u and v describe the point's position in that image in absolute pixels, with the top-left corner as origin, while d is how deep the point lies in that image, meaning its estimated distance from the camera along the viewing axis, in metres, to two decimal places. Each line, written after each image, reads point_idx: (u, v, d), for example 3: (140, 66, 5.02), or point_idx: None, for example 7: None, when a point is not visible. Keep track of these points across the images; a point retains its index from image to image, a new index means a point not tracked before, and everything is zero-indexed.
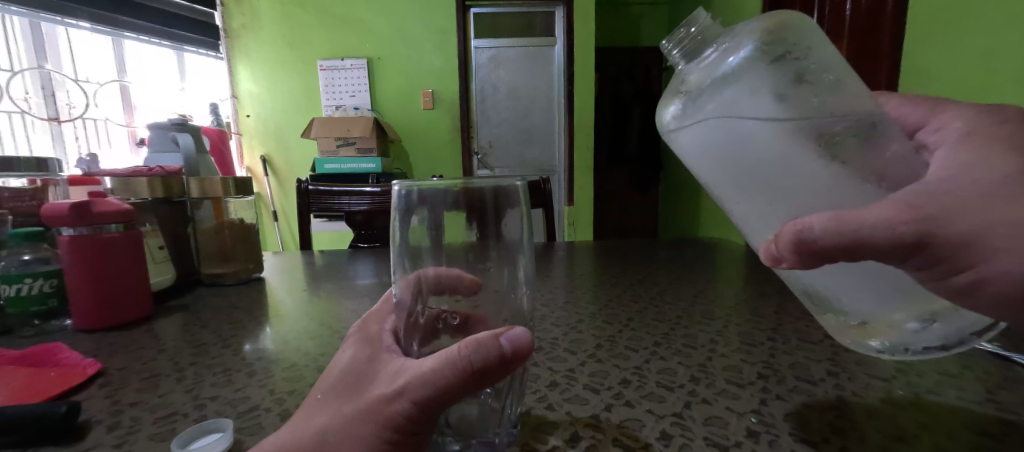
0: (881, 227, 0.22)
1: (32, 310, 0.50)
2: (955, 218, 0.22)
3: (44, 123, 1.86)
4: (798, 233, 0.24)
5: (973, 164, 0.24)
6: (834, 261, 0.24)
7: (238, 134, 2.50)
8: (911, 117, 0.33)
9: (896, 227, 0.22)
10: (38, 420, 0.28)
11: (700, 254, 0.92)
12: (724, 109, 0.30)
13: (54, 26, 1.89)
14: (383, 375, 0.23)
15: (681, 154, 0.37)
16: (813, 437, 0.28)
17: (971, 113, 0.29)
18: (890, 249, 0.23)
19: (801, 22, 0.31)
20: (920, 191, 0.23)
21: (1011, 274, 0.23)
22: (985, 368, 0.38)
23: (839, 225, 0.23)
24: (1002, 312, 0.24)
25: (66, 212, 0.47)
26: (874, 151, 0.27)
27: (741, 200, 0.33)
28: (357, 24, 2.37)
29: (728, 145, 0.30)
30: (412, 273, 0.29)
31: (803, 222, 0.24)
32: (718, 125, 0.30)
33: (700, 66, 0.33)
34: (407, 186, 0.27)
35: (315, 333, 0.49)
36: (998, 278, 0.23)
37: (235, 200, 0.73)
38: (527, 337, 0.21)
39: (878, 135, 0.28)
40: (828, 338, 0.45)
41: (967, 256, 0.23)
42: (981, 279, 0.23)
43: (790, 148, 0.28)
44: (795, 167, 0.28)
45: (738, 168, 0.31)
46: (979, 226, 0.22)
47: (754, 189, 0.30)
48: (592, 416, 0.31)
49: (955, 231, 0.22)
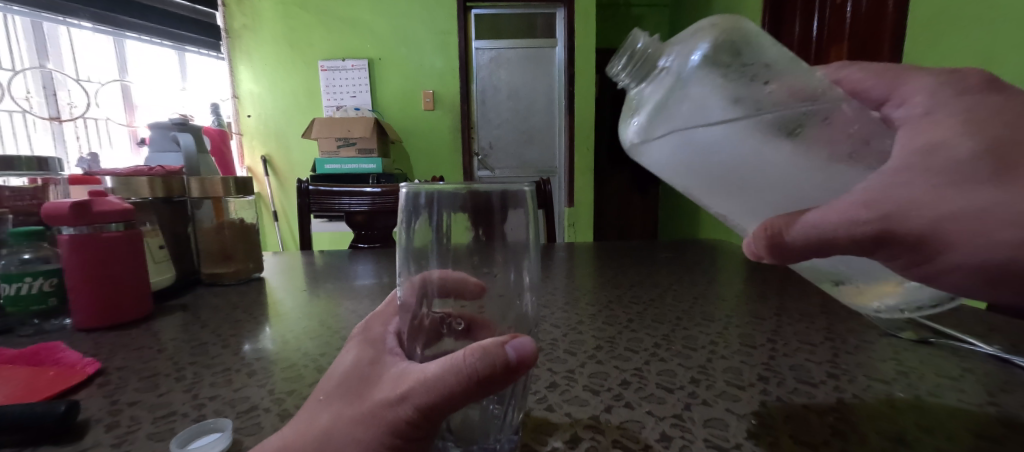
0: (842, 229, 0.26)
1: (32, 309, 0.50)
2: (916, 213, 0.25)
3: (45, 122, 1.86)
4: (770, 237, 0.29)
5: (937, 151, 0.25)
6: (808, 258, 0.28)
7: (239, 135, 2.50)
8: (874, 91, 0.31)
9: (856, 228, 0.26)
10: (37, 419, 0.28)
11: (699, 255, 0.92)
12: (686, 125, 0.36)
13: (55, 26, 1.90)
14: (385, 377, 0.23)
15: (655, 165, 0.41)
16: (814, 440, 0.28)
17: (932, 84, 0.28)
18: (852, 244, 0.27)
19: (737, 23, 0.35)
20: (877, 187, 0.26)
21: (969, 260, 0.26)
22: (986, 371, 0.38)
23: (804, 230, 0.28)
24: (973, 288, 0.27)
25: (66, 211, 0.47)
26: (837, 129, 0.32)
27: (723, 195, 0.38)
28: (358, 24, 2.38)
29: (699, 154, 0.36)
30: (417, 275, 0.29)
31: (772, 227, 0.29)
32: (683, 139, 0.36)
33: (654, 87, 0.37)
34: (414, 188, 0.27)
35: (315, 333, 0.49)
36: (962, 265, 0.26)
37: (235, 200, 0.73)
38: (531, 346, 0.21)
39: (836, 115, 0.32)
40: (828, 341, 0.45)
41: (931, 247, 0.26)
42: (946, 266, 0.27)
43: (752, 149, 0.34)
44: (764, 162, 0.34)
45: (714, 172, 0.36)
46: (936, 219, 0.25)
47: (734, 185, 0.36)
48: (592, 417, 0.31)
49: (913, 226, 0.25)
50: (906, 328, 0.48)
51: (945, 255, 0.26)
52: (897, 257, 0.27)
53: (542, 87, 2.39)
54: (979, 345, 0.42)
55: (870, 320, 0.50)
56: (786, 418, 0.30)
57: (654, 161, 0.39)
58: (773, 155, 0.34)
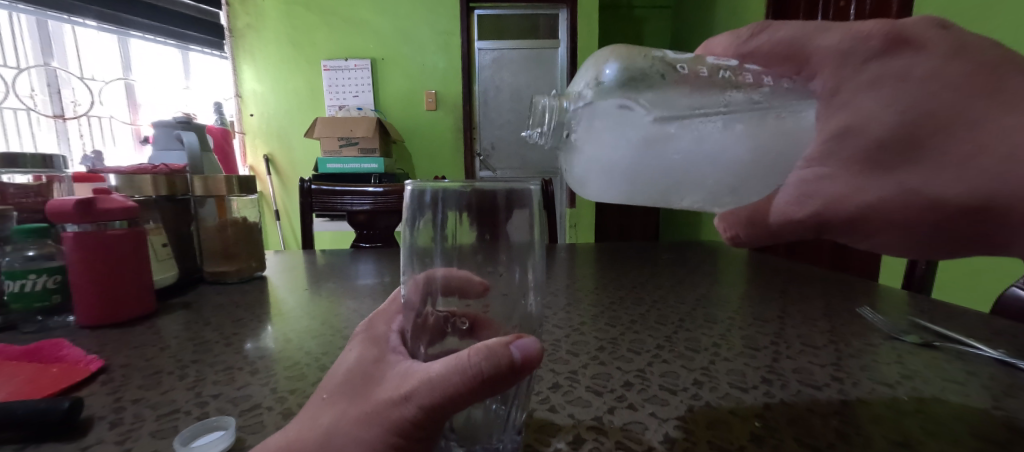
0: (779, 227, 0.31)
1: (36, 306, 0.50)
2: (842, 203, 0.27)
3: (49, 120, 1.87)
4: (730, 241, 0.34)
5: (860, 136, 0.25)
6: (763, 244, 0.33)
7: (242, 133, 2.51)
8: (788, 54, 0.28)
9: (788, 224, 0.30)
10: (40, 415, 0.28)
11: (701, 257, 0.92)
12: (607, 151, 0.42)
13: (61, 24, 1.91)
14: (389, 376, 0.23)
15: None
16: (817, 443, 0.27)
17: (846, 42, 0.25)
18: (793, 232, 0.31)
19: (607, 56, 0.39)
20: (803, 184, 0.28)
21: (902, 234, 0.26)
22: (991, 375, 0.38)
23: (749, 233, 0.33)
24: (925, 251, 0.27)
25: (72, 208, 0.48)
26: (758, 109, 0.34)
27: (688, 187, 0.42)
28: (361, 24, 2.38)
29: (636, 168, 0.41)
30: (421, 274, 0.29)
31: (729, 234, 0.34)
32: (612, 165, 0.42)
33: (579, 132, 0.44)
34: (420, 186, 0.27)
35: (317, 332, 0.49)
36: (896, 236, 0.27)
37: (239, 198, 0.73)
38: (536, 347, 0.21)
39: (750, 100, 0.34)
40: (832, 344, 0.45)
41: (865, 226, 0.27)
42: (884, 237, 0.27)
43: (676, 152, 0.38)
44: (696, 158, 0.38)
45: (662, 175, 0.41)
46: (864, 205, 0.26)
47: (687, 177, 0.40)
48: (595, 418, 0.31)
49: (842, 213, 0.27)
50: (909, 331, 0.48)
51: (878, 232, 0.27)
52: (841, 236, 0.29)
53: (545, 88, 2.39)
54: (982, 348, 0.42)
55: (873, 323, 0.50)
56: (715, 425, 0.30)
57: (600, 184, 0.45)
58: (704, 158, 0.38)
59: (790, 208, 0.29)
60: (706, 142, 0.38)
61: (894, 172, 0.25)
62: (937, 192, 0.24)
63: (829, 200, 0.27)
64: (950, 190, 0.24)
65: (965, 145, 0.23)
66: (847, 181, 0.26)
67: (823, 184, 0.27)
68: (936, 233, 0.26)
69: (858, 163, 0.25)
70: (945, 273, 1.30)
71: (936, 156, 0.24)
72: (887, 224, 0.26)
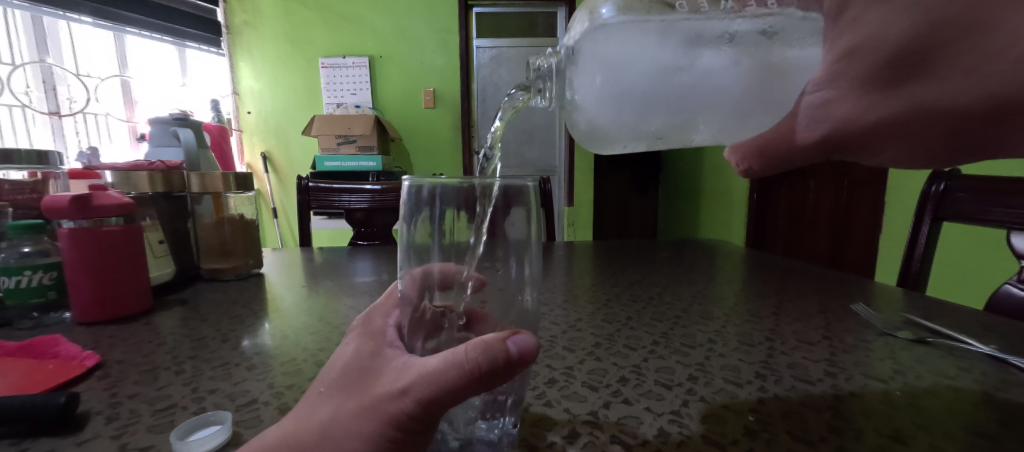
0: (788, 150, 0.30)
1: (31, 302, 0.50)
2: (847, 125, 0.26)
3: (44, 117, 1.86)
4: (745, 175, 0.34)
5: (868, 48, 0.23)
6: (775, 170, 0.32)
7: (240, 131, 2.50)
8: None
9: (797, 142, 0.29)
10: (38, 409, 0.28)
11: (698, 255, 0.92)
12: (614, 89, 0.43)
13: (56, 20, 1.89)
14: (386, 371, 0.23)
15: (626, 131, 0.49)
16: (810, 436, 0.28)
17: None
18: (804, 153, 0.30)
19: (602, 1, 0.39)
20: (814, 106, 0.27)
21: (903, 147, 0.26)
22: (983, 370, 0.38)
23: (768, 165, 0.32)
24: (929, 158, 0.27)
25: (66, 204, 0.47)
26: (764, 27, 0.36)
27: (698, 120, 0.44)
28: (359, 21, 2.38)
29: (645, 105, 0.44)
30: (418, 269, 0.29)
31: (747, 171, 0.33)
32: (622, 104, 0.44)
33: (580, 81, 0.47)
34: (417, 182, 0.27)
35: (314, 328, 0.49)
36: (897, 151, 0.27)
37: (236, 196, 0.72)
38: (532, 342, 0.21)
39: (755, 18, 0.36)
40: (826, 340, 0.45)
41: (867, 144, 0.27)
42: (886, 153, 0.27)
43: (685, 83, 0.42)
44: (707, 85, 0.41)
45: (671, 109, 0.44)
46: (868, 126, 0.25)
47: (696, 108, 0.43)
48: (590, 413, 0.31)
49: (848, 132, 0.26)
50: (902, 327, 0.48)
51: (879, 151, 0.27)
52: (844, 154, 0.29)
53: None
54: (974, 344, 0.42)
55: (867, 319, 0.51)
56: (705, 419, 0.30)
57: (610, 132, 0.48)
58: (712, 90, 0.41)
59: (802, 134, 0.29)
60: (707, 76, 0.40)
61: (903, 88, 0.23)
62: (946, 103, 0.23)
63: (838, 122, 0.26)
64: (960, 99, 0.22)
65: (972, 55, 0.21)
66: (855, 102, 0.25)
67: (833, 106, 0.26)
68: (947, 140, 0.25)
69: (866, 82, 0.24)
70: (940, 271, 1.31)
71: (948, 66, 0.22)
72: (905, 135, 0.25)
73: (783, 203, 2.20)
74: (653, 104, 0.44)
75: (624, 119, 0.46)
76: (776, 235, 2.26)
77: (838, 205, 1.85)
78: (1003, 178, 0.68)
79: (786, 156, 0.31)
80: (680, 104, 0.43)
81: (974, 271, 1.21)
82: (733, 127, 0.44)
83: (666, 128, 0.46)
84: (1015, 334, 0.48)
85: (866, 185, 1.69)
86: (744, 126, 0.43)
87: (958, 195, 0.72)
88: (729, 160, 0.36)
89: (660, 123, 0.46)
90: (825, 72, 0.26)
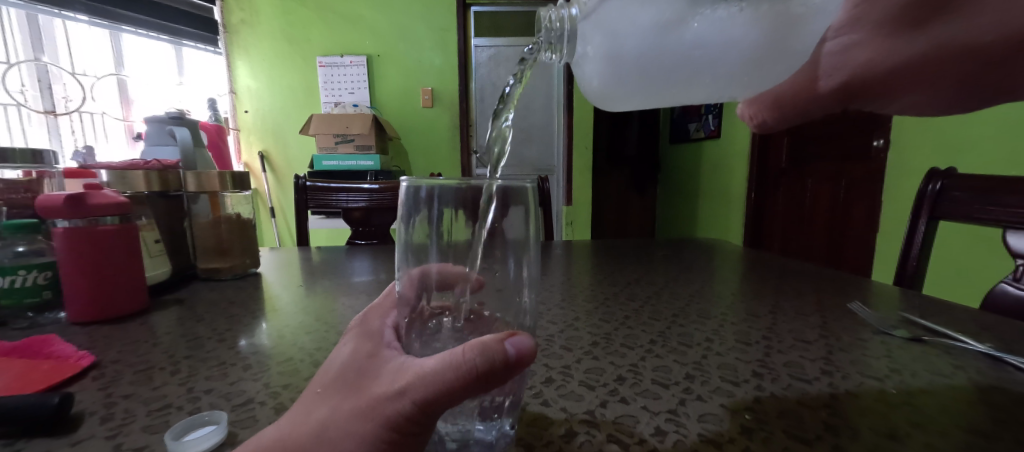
0: (805, 96, 0.41)
1: (25, 302, 0.50)
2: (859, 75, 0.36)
3: (40, 116, 1.85)
4: (759, 126, 0.46)
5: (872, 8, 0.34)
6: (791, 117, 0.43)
7: (237, 130, 2.49)
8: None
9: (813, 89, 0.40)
10: (31, 410, 0.28)
11: (695, 254, 0.92)
12: (613, 50, 0.41)
13: (51, 19, 1.88)
14: (384, 371, 0.22)
15: (630, 93, 0.46)
16: (806, 434, 0.28)
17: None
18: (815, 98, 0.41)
19: None
20: (831, 65, 0.38)
21: (903, 96, 0.36)
22: (977, 369, 0.38)
23: (783, 115, 0.43)
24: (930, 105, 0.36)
25: (61, 203, 0.47)
26: None
27: (703, 80, 0.42)
28: (356, 20, 2.37)
29: (645, 68, 0.41)
30: (416, 269, 0.29)
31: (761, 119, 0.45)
32: (620, 65, 0.42)
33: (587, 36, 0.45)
34: (416, 183, 0.27)
35: (310, 328, 0.49)
36: (899, 99, 0.37)
37: (233, 194, 0.72)
38: (530, 343, 0.21)
39: None
40: (823, 338, 0.45)
41: (878, 90, 0.37)
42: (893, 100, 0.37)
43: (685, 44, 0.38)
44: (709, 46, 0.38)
45: (671, 70, 0.41)
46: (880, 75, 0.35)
47: (700, 69, 0.40)
48: (587, 412, 0.31)
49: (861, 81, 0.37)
50: (898, 325, 0.48)
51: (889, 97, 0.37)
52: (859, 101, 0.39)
53: (541, 86, 2.40)
54: (969, 342, 0.42)
55: (863, 318, 0.51)
56: (700, 418, 0.30)
57: (615, 90, 0.46)
58: (717, 51, 0.38)
59: (823, 82, 0.39)
60: (711, 34, 0.37)
61: (909, 38, 0.32)
62: (944, 52, 0.31)
63: (851, 70, 0.37)
64: (954, 49, 0.30)
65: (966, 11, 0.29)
66: (870, 49, 0.35)
67: (851, 53, 0.36)
68: (949, 90, 0.33)
69: (882, 30, 0.34)
70: (937, 271, 1.31)
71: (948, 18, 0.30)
72: (901, 88, 0.35)
73: (780, 202, 2.21)
74: (650, 72, 0.42)
75: (626, 80, 0.44)
76: (774, 234, 2.26)
77: (835, 204, 1.86)
78: (998, 178, 0.68)
79: (803, 105, 0.42)
80: (677, 71, 0.41)
81: (970, 270, 1.21)
82: (738, 85, 0.42)
83: (666, 92, 0.45)
84: (1010, 332, 0.48)
85: (863, 185, 1.70)
86: (751, 84, 0.41)
87: (954, 194, 0.73)
88: (745, 116, 0.47)
89: (663, 84, 0.43)
90: (848, 24, 0.36)
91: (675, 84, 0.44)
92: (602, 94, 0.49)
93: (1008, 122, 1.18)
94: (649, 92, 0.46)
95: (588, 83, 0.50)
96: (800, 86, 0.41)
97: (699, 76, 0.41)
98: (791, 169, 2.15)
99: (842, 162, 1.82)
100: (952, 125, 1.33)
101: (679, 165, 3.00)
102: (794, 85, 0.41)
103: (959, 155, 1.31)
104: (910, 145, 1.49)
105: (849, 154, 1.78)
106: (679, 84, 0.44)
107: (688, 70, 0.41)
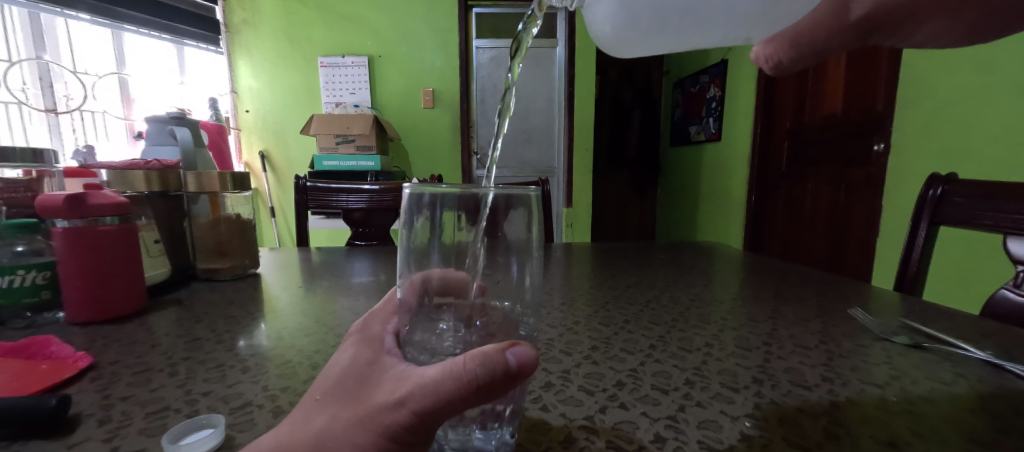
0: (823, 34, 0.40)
1: (24, 301, 0.50)
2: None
3: (41, 114, 1.85)
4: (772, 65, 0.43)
5: None
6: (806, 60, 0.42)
7: (238, 130, 2.49)
8: None
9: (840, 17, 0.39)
10: (25, 412, 0.28)
11: (695, 257, 0.92)
12: None
13: (53, 17, 1.89)
14: (384, 380, 0.22)
15: (640, 38, 0.44)
16: (807, 442, 0.28)
17: None
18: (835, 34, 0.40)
19: None
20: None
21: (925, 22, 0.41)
22: (979, 376, 0.38)
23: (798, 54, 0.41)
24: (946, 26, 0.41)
25: (60, 203, 0.47)
26: None
27: (717, 21, 0.39)
28: (358, 20, 2.37)
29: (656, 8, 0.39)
30: (418, 274, 0.29)
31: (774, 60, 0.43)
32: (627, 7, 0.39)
33: None
34: (418, 189, 0.27)
35: (310, 329, 0.49)
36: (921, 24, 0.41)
37: (233, 195, 0.72)
38: (531, 354, 0.20)
39: None
40: (823, 344, 0.45)
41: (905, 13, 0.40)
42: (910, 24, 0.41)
43: None
44: None
45: (682, 12, 0.39)
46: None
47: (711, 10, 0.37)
48: (586, 418, 0.31)
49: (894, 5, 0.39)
50: (899, 332, 0.48)
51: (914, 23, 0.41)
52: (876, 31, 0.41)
53: (542, 88, 2.41)
54: (970, 350, 0.42)
55: (864, 324, 0.51)
56: (700, 424, 0.30)
57: (623, 36, 0.44)
58: None
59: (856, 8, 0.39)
60: None
61: None
62: None
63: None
64: None
65: None
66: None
67: None
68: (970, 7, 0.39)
69: None
70: (937, 276, 1.32)
71: None
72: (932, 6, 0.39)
73: (780, 206, 2.22)
74: (664, 13, 0.39)
75: (637, 25, 0.42)
76: (774, 237, 2.27)
77: (835, 208, 1.86)
78: (999, 184, 0.68)
79: (816, 45, 0.40)
80: (691, 13, 0.38)
81: (969, 275, 1.22)
82: (754, 24, 0.41)
83: (680, 39, 0.43)
84: (1012, 340, 0.48)
85: (864, 189, 1.70)
86: (772, 17, 0.40)
87: (955, 199, 0.73)
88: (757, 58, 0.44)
89: (674, 26, 0.41)
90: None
91: (686, 27, 0.41)
92: (612, 41, 0.46)
93: (1008, 128, 1.18)
94: (665, 36, 0.43)
95: (599, 32, 0.47)
96: (824, 21, 0.39)
97: (712, 18, 0.39)
98: (791, 172, 2.15)
99: (842, 166, 1.82)
100: (953, 130, 1.33)
101: (680, 167, 3.01)
102: (818, 19, 0.39)
103: (959, 160, 1.32)
104: (910, 150, 1.49)
105: (850, 158, 1.78)
106: (693, 30, 0.41)
107: (702, 10, 0.38)
